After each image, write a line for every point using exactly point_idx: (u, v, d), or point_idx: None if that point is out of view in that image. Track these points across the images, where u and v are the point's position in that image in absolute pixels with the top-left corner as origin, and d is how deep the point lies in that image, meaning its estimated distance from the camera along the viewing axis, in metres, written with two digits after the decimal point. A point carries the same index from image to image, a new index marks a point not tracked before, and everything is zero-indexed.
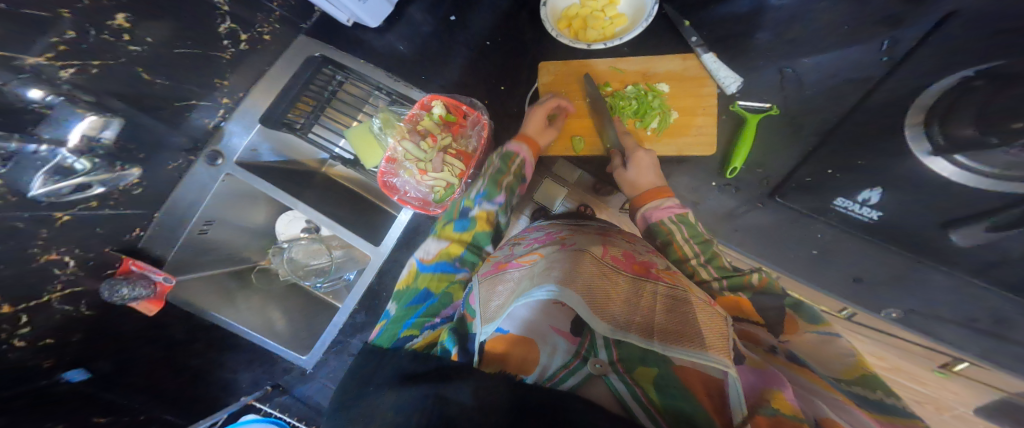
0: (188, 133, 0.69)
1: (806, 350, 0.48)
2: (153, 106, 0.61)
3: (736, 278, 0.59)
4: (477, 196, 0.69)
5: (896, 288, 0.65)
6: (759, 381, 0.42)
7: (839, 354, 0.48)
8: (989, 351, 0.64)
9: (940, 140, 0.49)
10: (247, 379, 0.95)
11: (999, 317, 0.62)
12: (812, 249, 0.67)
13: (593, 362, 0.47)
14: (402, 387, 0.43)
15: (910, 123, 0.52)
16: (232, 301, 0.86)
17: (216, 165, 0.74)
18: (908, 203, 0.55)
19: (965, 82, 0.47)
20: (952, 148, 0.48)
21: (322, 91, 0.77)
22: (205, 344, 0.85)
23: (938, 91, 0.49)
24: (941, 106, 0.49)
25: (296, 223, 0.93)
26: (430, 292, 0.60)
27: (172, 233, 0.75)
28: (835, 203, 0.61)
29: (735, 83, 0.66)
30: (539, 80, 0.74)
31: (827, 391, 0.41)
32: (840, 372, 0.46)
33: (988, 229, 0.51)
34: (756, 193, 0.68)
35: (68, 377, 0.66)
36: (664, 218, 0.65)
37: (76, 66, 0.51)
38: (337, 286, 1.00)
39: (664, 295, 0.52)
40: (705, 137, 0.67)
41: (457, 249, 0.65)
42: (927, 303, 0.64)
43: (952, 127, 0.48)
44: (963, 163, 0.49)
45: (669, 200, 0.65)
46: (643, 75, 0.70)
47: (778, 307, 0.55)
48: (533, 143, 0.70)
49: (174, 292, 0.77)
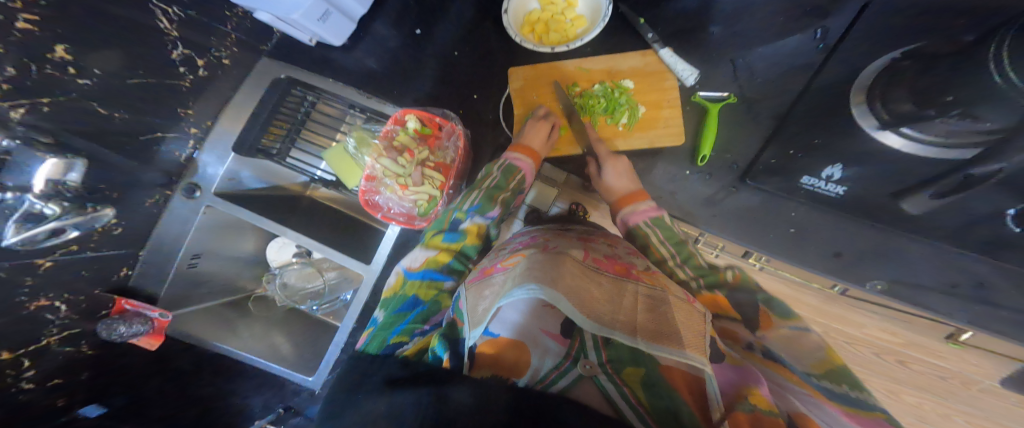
0: (161, 168, 0.68)
1: (781, 343, 0.52)
2: (117, 143, 0.59)
3: (711, 276, 0.63)
4: (471, 208, 0.73)
5: (878, 261, 0.65)
6: (736, 377, 0.45)
7: (810, 348, 0.51)
8: (978, 318, 0.64)
9: (885, 115, 0.52)
10: (258, 405, 0.97)
11: (979, 280, 0.62)
12: (789, 228, 0.67)
13: (583, 363, 0.49)
14: (394, 392, 0.43)
15: (856, 102, 0.55)
16: (233, 331, 0.87)
17: (195, 198, 0.74)
18: (873, 177, 0.57)
19: (893, 65, 0.53)
20: (894, 121, 0.51)
21: (295, 112, 0.77)
22: (211, 373, 0.88)
23: (872, 73, 0.55)
24: (879, 82, 0.53)
25: (286, 248, 0.94)
26: (419, 299, 0.63)
27: (161, 269, 0.76)
28: (802, 182, 0.61)
29: (692, 75, 0.68)
30: (510, 86, 0.75)
31: (795, 385, 0.44)
32: (812, 366, 0.49)
33: (932, 196, 0.52)
34: (729, 178, 0.68)
35: (85, 412, 0.70)
36: (641, 221, 0.68)
37: (25, 105, 0.47)
38: (335, 307, 1.00)
39: (644, 296, 0.56)
40: (672, 129, 0.69)
41: (445, 257, 0.69)
42: (912, 273, 0.65)
43: (891, 101, 0.51)
44: (910, 134, 0.51)
45: (645, 203, 0.69)
46: (608, 73, 0.71)
47: (751, 303, 0.59)
48: (536, 155, 0.71)
49: (173, 326, 0.79)
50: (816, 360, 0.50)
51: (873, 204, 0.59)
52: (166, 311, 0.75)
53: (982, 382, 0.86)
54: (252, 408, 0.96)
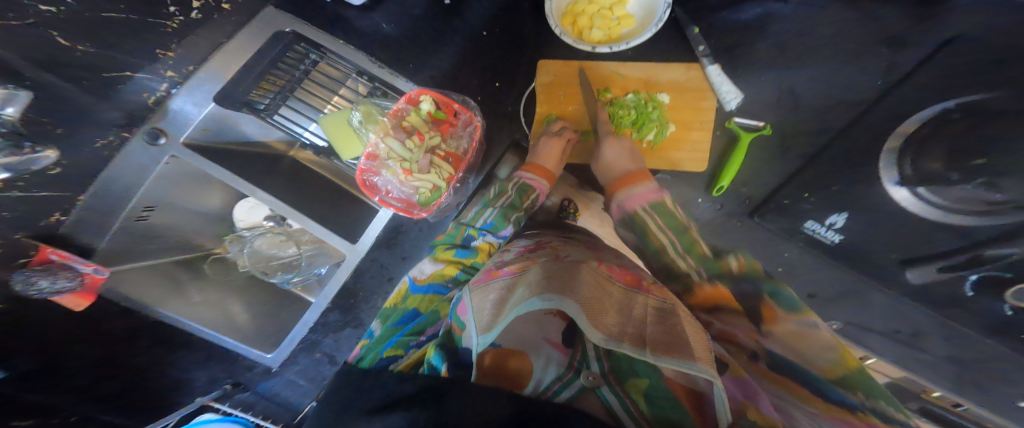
0: (122, 107, 0.59)
1: (785, 340, 0.49)
2: (77, 76, 0.53)
3: (714, 266, 0.64)
4: (484, 225, 0.71)
5: (843, 306, 0.73)
6: (741, 392, 0.42)
7: (821, 348, 0.47)
8: (903, 358, 0.72)
9: (908, 171, 0.54)
10: (201, 378, 0.87)
11: (918, 330, 0.69)
12: (778, 267, 0.74)
13: (587, 374, 0.50)
14: (389, 412, 0.45)
15: (887, 149, 0.55)
16: (183, 292, 0.78)
17: (158, 146, 0.64)
18: (868, 230, 0.60)
19: (943, 113, 0.51)
20: (919, 179, 0.53)
21: (293, 70, 0.70)
22: (149, 341, 0.77)
23: (917, 121, 0.53)
24: (919, 135, 0.52)
25: (257, 210, 0.85)
26: (419, 311, 0.64)
27: (105, 218, 0.64)
28: (804, 226, 0.66)
29: (735, 100, 0.67)
30: (538, 80, 0.72)
31: (805, 403, 0.40)
32: (823, 370, 0.45)
33: (941, 269, 0.57)
34: (737, 210, 0.72)
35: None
36: (636, 207, 0.69)
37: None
38: (308, 281, 0.92)
39: (652, 307, 0.54)
40: (695, 152, 0.70)
41: (453, 271, 0.67)
42: (865, 317, 0.72)
43: (919, 161, 0.53)
44: (924, 196, 0.53)
45: (640, 188, 0.69)
46: (645, 82, 0.70)
47: (757, 294, 0.58)
48: (551, 174, 0.71)
49: (106, 284, 0.67)
50: (830, 361, 0.46)
51: (872, 254, 0.62)
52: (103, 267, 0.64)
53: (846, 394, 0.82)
54: (193, 380, 0.86)
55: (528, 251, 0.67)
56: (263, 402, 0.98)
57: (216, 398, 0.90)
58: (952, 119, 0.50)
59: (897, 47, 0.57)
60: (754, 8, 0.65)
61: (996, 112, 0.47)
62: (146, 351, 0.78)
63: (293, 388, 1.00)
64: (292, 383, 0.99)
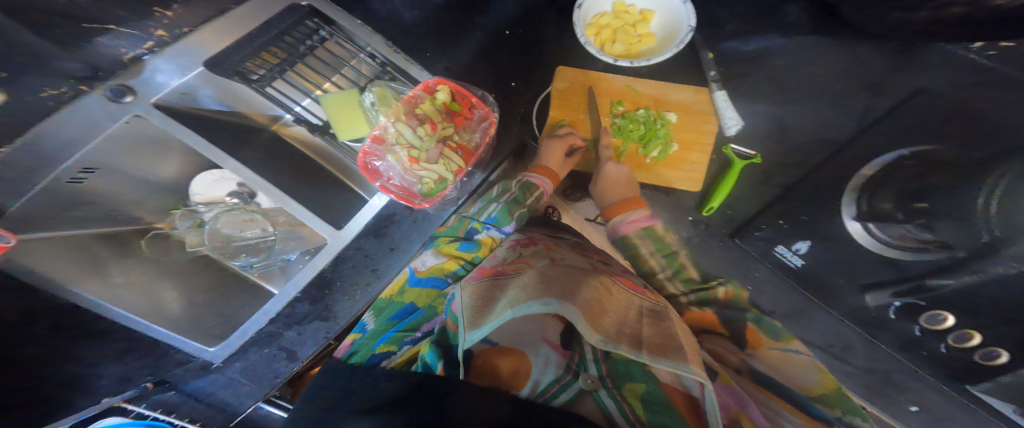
0: (87, 59, 0.53)
1: (775, 364, 0.56)
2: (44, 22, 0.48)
3: (702, 293, 0.70)
4: (487, 220, 0.72)
5: (795, 321, 0.82)
6: (729, 397, 0.45)
7: (805, 372, 0.55)
8: (833, 370, 0.83)
9: (864, 208, 0.63)
10: (111, 376, 0.75)
11: (847, 344, 0.79)
12: (749, 284, 0.84)
13: (586, 377, 0.49)
14: (378, 410, 0.43)
15: (850, 188, 0.64)
16: (103, 273, 0.67)
17: (122, 103, 0.55)
18: (824, 254, 0.69)
19: (900, 160, 0.60)
20: (870, 215, 0.62)
21: (298, 44, 0.65)
22: (49, 328, 0.66)
23: (879, 164, 0.62)
24: (877, 177, 0.62)
25: (224, 184, 0.76)
26: (415, 305, 0.64)
27: (27, 176, 0.54)
28: (775, 250, 0.76)
29: (735, 126, 0.76)
30: (555, 85, 0.75)
31: (788, 414, 0.45)
32: (805, 388, 0.52)
33: (893, 294, 0.64)
34: (720, 232, 0.83)
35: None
36: (631, 232, 0.73)
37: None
38: (271, 268, 0.81)
39: (647, 311, 0.57)
40: (693, 173, 0.76)
41: (452, 266, 0.68)
42: (811, 333, 0.82)
43: (874, 199, 0.62)
44: (873, 231, 0.62)
45: (636, 213, 0.72)
46: (656, 100, 0.75)
47: (742, 321, 0.65)
48: (553, 174, 0.73)
49: (5, 257, 0.57)
50: (813, 383, 0.53)
51: (826, 278, 0.72)
52: (7, 233, 0.54)
53: None
54: (100, 378, 0.74)
55: (521, 248, 0.67)
56: (191, 403, 0.85)
57: (131, 399, 0.77)
58: (904, 166, 0.59)
59: (875, 93, 0.64)
60: (758, 42, 0.74)
61: (941, 163, 0.55)
62: (42, 340, 0.66)
63: (229, 389, 0.88)
64: (230, 383, 0.88)
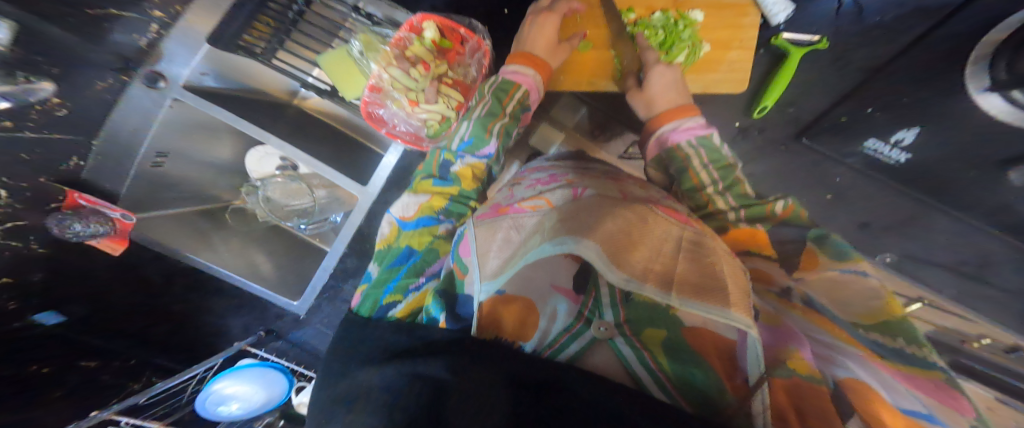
0: (115, 50, 0.58)
1: (823, 288, 0.42)
2: (55, 14, 0.50)
3: (756, 207, 0.55)
4: (461, 147, 0.61)
5: (899, 235, 0.73)
6: (773, 335, 0.34)
7: (863, 297, 0.40)
8: (965, 294, 0.75)
9: (1000, 76, 0.53)
10: (238, 326, 0.95)
11: (983, 260, 0.71)
12: (827, 193, 0.73)
13: (599, 324, 0.37)
14: (388, 362, 0.37)
15: (974, 59, 0.54)
16: (208, 245, 0.80)
17: (158, 89, 0.63)
18: (939, 145, 0.61)
19: None
20: (1010, 84, 0.53)
21: (287, 9, 0.67)
22: (183, 287, 0.84)
23: (1009, 26, 0.52)
24: (1012, 42, 0.52)
25: (269, 159, 0.82)
26: (412, 249, 0.55)
27: (121, 164, 0.66)
28: (865, 145, 0.65)
29: (784, 12, 0.59)
30: (552, 2, 0.66)
31: (842, 343, 0.34)
32: (858, 317, 0.38)
33: None
34: (783, 134, 0.70)
35: (42, 319, 0.66)
36: (682, 141, 0.59)
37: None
38: (323, 229, 0.94)
39: (687, 242, 0.41)
40: (736, 74, 0.64)
41: (440, 202, 0.59)
42: (927, 251, 0.73)
43: (1015, 62, 0.52)
44: (1017, 100, 0.54)
45: (691, 120, 0.59)
46: (673, 1, 0.63)
47: (798, 240, 0.49)
48: (541, 64, 0.63)
49: (138, 231, 0.70)
50: (867, 309, 0.39)
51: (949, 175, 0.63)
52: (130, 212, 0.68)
53: None
54: (230, 327, 0.95)
55: (544, 186, 0.55)
56: (295, 349, 1.05)
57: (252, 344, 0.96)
58: None
59: None
60: None
61: None
62: (182, 298, 0.84)
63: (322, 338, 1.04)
64: (319, 333, 1.03)
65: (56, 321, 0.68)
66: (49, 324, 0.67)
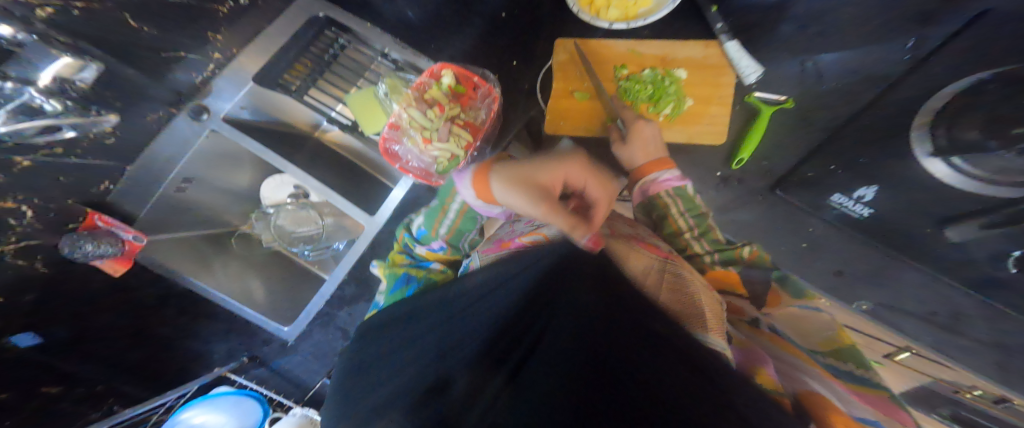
0: (171, 87, 0.65)
1: (788, 321, 0.49)
2: (135, 55, 0.58)
3: (728, 251, 0.58)
4: (417, 235, 0.71)
5: (870, 283, 0.74)
6: (744, 355, 0.38)
7: (817, 328, 0.48)
8: (941, 343, 0.73)
9: (941, 142, 0.56)
10: (221, 351, 0.94)
11: (956, 312, 0.71)
12: (802, 243, 0.76)
13: None
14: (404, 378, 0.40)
15: (917, 124, 0.58)
16: (209, 268, 0.82)
17: (201, 121, 0.69)
18: (895, 200, 0.63)
19: (979, 83, 0.54)
20: (951, 149, 0.55)
21: (323, 53, 0.78)
22: (175, 311, 0.83)
23: (945, 96, 0.56)
24: (951, 109, 0.55)
25: (284, 188, 0.87)
26: (410, 278, 0.65)
27: (148, 187, 0.70)
28: (831, 200, 0.69)
29: (755, 73, 0.70)
30: (555, 57, 0.76)
31: (804, 364, 0.39)
32: (818, 344, 0.47)
33: (981, 227, 0.59)
34: (759, 185, 0.75)
35: (17, 340, 0.61)
36: (662, 191, 0.65)
37: (54, 6, 0.49)
38: (325, 256, 0.95)
39: (668, 274, 0.45)
40: (715, 126, 0.73)
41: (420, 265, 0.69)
42: (898, 298, 0.74)
43: (956, 130, 0.55)
44: (962, 168, 0.56)
45: (668, 172, 0.65)
46: (662, 59, 0.74)
47: (763, 281, 0.56)
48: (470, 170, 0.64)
49: (144, 253, 0.72)
50: (823, 338, 0.48)
51: (906, 231, 0.66)
52: (142, 234, 0.69)
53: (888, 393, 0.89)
54: (214, 352, 0.93)
55: None
56: (277, 377, 1.06)
57: (233, 370, 0.97)
58: (987, 88, 0.53)
59: (925, 23, 0.61)
60: None
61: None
62: (171, 322, 0.83)
63: (304, 366, 1.06)
64: (303, 361, 1.05)
65: (31, 342, 0.63)
66: (24, 346, 0.62)
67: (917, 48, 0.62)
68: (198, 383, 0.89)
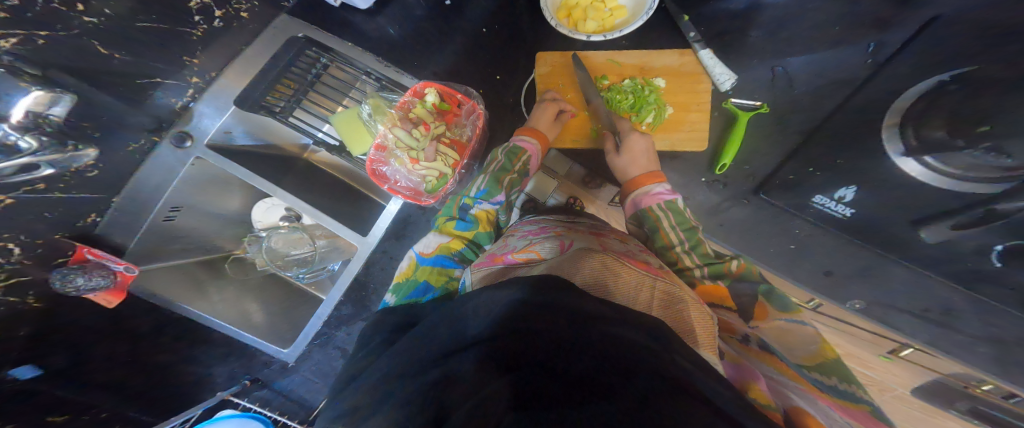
0: (151, 113, 0.65)
1: (773, 335, 0.50)
2: (111, 84, 0.58)
3: (717, 266, 0.60)
4: (478, 194, 0.71)
5: (861, 282, 0.76)
6: (737, 374, 0.40)
7: (804, 342, 0.49)
8: (938, 339, 0.75)
9: (912, 142, 0.57)
10: (223, 374, 0.93)
11: (945, 307, 0.72)
12: (789, 244, 0.78)
13: None
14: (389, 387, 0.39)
15: (887, 125, 0.59)
16: (204, 293, 0.81)
17: (184, 148, 0.69)
18: (879, 203, 0.64)
19: (943, 84, 0.54)
20: (923, 149, 0.55)
21: (306, 73, 0.75)
22: (172, 337, 0.81)
23: (914, 94, 0.57)
24: (914, 110, 0.56)
25: (274, 211, 0.88)
26: (430, 285, 0.59)
27: (135, 219, 0.69)
28: (813, 200, 0.70)
29: (729, 81, 0.71)
30: (537, 70, 0.78)
31: (790, 379, 0.40)
32: (801, 359, 0.47)
33: (952, 227, 0.60)
34: (742, 189, 0.78)
35: (17, 373, 0.62)
36: (653, 204, 0.66)
37: (18, 36, 0.48)
38: (320, 276, 0.96)
39: (659, 291, 0.46)
40: (696, 133, 0.74)
41: (457, 245, 0.66)
42: (885, 296, 0.75)
43: (921, 130, 0.56)
44: (933, 165, 0.56)
45: (658, 185, 0.67)
46: (640, 69, 0.75)
47: (751, 294, 0.56)
48: (541, 136, 0.73)
49: (135, 283, 0.71)
50: (810, 353, 0.48)
51: (892, 229, 0.67)
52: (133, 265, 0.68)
53: (896, 390, 0.89)
54: (215, 376, 0.92)
55: (534, 236, 0.60)
56: (279, 399, 1.04)
57: (234, 393, 0.95)
58: (948, 87, 0.54)
59: (884, 28, 0.63)
60: None
61: (994, 80, 0.49)
62: (170, 348, 0.82)
63: (306, 386, 1.06)
64: (305, 381, 1.05)
65: (32, 374, 0.63)
66: (24, 378, 0.63)
67: (876, 52, 0.66)
68: (203, 407, 0.89)
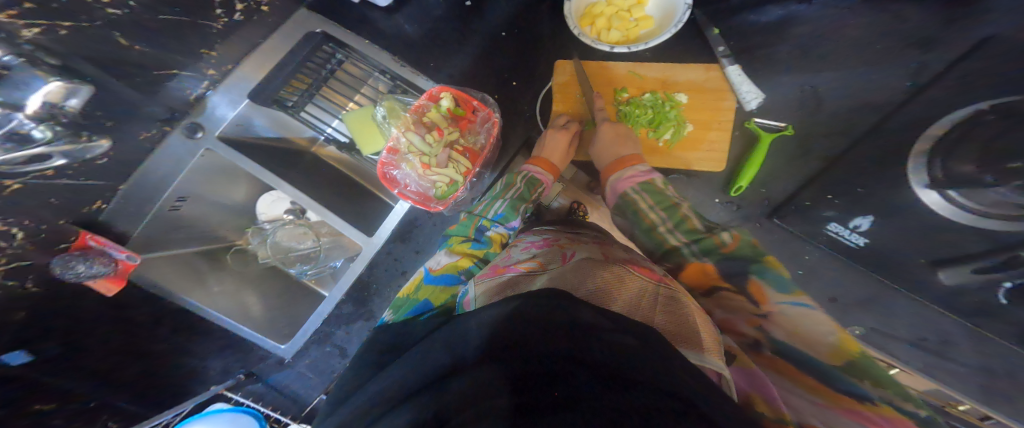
0: (165, 102, 0.64)
1: (782, 329, 0.44)
2: (126, 73, 0.56)
3: (705, 240, 0.58)
4: (495, 216, 0.70)
5: (865, 311, 0.77)
6: (748, 383, 0.38)
7: (814, 331, 0.43)
8: (931, 367, 0.75)
9: (938, 175, 0.56)
10: (217, 367, 0.92)
11: (945, 338, 0.73)
12: (799, 269, 0.80)
13: None
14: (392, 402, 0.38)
15: (916, 151, 0.58)
16: (203, 283, 0.79)
17: (195, 139, 0.68)
18: (892, 232, 0.65)
19: (978, 114, 0.53)
20: (948, 182, 0.55)
21: (321, 68, 0.76)
22: (170, 329, 0.80)
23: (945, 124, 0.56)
24: (949, 138, 0.56)
25: (279, 204, 0.88)
26: (430, 303, 0.55)
27: (142, 206, 0.68)
28: (827, 228, 0.72)
29: (756, 99, 0.72)
30: (555, 78, 0.77)
31: (809, 393, 0.38)
32: (823, 357, 0.41)
33: (974, 271, 0.60)
34: (756, 211, 0.80)
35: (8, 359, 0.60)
36: (629, 187, 0.68)
37: (40, 26, 0.46)
38: (322, 273, 0.95)
39: (661, 294, 0.45)
40: (714, 153, 0.73)
41: (466, 263, 0.62)
42: (888, 324, 0.76)
43: (951, 163, 0.55)
44: (955, 199, 0.56)
45: (635, 168, 0.68)
46: (662, 83, 0.74)
47: (741, 274, 0.51)
48: (554, 168, 0.75)
49: (136, 272, 0.70)
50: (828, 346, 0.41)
51: (903, 256, 0.66)
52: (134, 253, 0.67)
53: None
54: (210, 369, 0.91)
55: (535, 247, 0.59)
56: (272, 393, 1.02)
57: (229, 388, 0.95)
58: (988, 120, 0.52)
59: (926, 48, 0.62)
60: (776, 11, 0.72)
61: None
62: (166, 339, 0.80)
63: (301, 381, 1.04)
64: (300, 376, 1.03)
65: (23, 360, 0.62)
66: (14, 364, 0.61)
67: (918, 74, 0.64)
68: (194, 403, 0.89)
